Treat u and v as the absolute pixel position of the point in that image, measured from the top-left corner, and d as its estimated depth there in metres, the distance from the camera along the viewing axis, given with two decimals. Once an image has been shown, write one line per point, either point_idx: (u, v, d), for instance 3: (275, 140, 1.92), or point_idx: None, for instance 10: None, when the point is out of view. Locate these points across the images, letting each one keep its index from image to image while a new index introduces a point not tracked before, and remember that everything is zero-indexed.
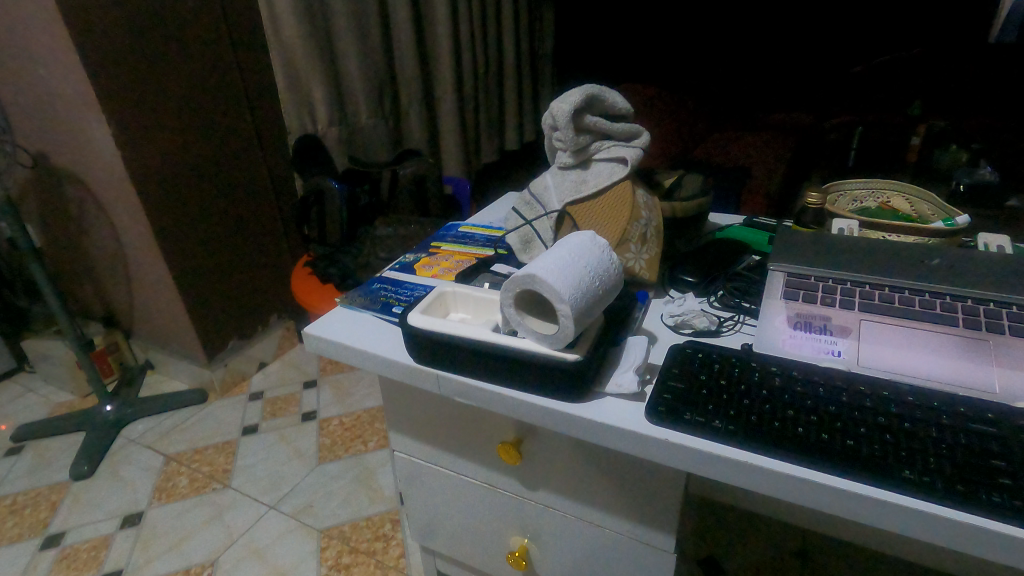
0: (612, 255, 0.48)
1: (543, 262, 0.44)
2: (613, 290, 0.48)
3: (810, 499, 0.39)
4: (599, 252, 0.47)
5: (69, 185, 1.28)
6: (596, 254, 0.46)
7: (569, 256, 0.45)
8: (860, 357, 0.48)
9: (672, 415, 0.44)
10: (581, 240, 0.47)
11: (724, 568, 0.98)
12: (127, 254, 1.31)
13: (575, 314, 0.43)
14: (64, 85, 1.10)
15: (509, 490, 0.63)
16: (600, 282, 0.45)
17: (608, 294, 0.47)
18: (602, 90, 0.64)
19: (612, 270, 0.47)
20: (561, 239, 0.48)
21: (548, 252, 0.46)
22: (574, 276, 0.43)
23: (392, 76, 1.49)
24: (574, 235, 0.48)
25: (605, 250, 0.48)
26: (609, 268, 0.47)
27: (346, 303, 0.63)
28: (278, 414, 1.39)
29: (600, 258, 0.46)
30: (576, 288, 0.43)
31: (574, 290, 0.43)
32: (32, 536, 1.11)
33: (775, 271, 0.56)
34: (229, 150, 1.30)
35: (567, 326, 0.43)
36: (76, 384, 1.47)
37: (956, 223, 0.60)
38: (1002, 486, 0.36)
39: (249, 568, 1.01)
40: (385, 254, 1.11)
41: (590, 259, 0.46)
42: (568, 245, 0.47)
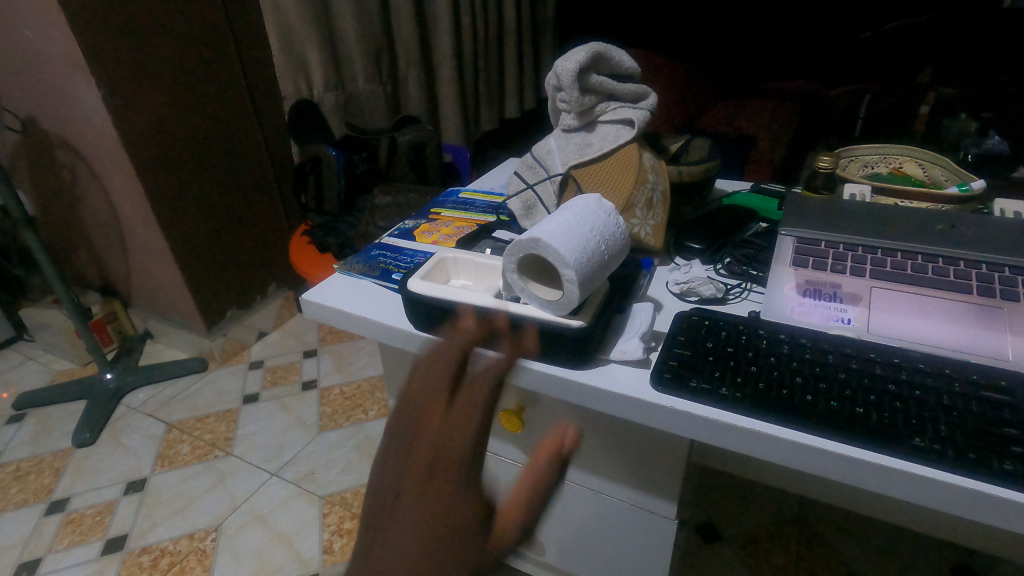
0: (619, 219, 0.47)
1: (548, 225, 0.43)
2: (619, 257, 0.46)
3: (816, 466, 0.38)
4: (606, 216, 0.46)
5: (61, 150, 1.25)
6: (603, 218, 0.45)
7: (574, 220, 0.43)
8: (870, 324, 0.47)
9: (677, 381, 0.43)
10: (587, 203, 0.46)
11: (723, 535, 1.00)
12: (121, 221, 1.29)
13: (581, 280, 0.42)
14: (50, 46, 1.06)
15: (510, 457, 0.63)
16: (606, 248, 0.44)
17: (615, 260, 0.46)
18: (609, 48, 0.62)
19: (619, 237, 0.46)
20: (568, 204, 0.47)
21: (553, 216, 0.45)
22: (579, 240, 0.42)
23: (390, 39, 1.45)
24: (580, 199, 0.47)
25: (612, 215, 0.46)
26: (616, 233, 0.46)
27: (345, 269, 0.62)
28: (279, 382, 1.39)
29: (608, 223, 0.45)
30: (582, 252, 0.42)
31: (579, 253, 0.42)
32: (37, 501, 1.12)
33: (785, 237, 0.55)
34: (223, 115, 1.27)
35: (573, 290, 0.42)
36: (76, 352, 1.47)
37: (971, 189, 0.58)
38: (1015, 455, 0.35)
39: (253, 534, 1.03)
40: (384, 222, 1.10)
41: (596, 223, 0.44)
42: (573, 208, 0.45)
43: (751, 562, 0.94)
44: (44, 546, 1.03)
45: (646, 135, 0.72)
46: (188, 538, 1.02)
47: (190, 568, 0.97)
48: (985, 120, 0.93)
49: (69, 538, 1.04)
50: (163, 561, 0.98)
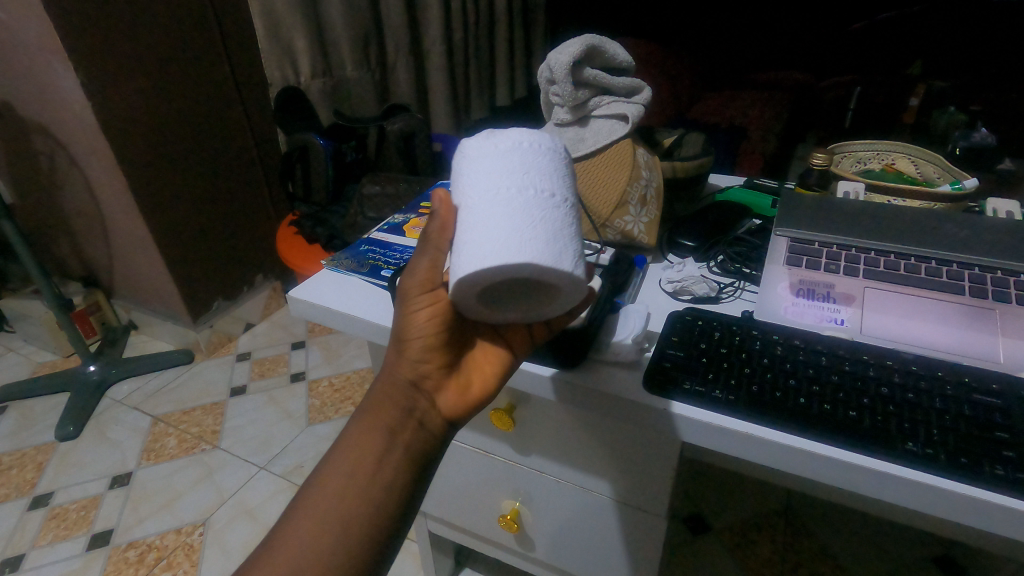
0: (457, 185, 0.36)
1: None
2: (512, 169, 0.33)
3: (806, 468, 0.39)
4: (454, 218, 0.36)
5: (39, 136, 1.21)
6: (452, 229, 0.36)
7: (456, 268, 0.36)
8: (863, 325, 0.47)
9: (671, 383, 0.43)
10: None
11: (710, 525, 1.01)
12: (101, 210, 1.26)
13: (507, 262, 0.30)
14: (25, 26, 1.02)
15: (501, 455, 0.63)
16: (468, 221, 0.33)
17: (501, 184, 0.33)
18: (602, 40, 0.61)
19: (469, 188, 0.34)
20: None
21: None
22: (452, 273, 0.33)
23: (379, 26, 1.42)
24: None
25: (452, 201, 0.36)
26: (460, 209, 0.34)
27: (333, 265, 0.61)
28: (267, 374, 1.38)
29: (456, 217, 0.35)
30: (477, 258, 0.31)
31: (465, 267, 0.32)
32: (20, 496, 1.10)
33: (778, 236, 0.55)
34: (207, 102, 1.24)
35: (519, 267, 0.30)
36: (58, 344, 1.45)
37: (963, 188, 0.58)
38: (1006, 459, 0.35)
39: (241, 528, 1.02)
40: (373, 214, 1.08)
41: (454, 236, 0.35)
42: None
43: (739, 552, 0.96)
44: (27, 542, 1.02)
45: (638, 130, 0.71)
46: (175, 532, 1.02)
47: (178, 563, 0.97)
48: (974, 113, 0.93)
49: (53, 533, 1.02)
50: (150, 556, 0.98)
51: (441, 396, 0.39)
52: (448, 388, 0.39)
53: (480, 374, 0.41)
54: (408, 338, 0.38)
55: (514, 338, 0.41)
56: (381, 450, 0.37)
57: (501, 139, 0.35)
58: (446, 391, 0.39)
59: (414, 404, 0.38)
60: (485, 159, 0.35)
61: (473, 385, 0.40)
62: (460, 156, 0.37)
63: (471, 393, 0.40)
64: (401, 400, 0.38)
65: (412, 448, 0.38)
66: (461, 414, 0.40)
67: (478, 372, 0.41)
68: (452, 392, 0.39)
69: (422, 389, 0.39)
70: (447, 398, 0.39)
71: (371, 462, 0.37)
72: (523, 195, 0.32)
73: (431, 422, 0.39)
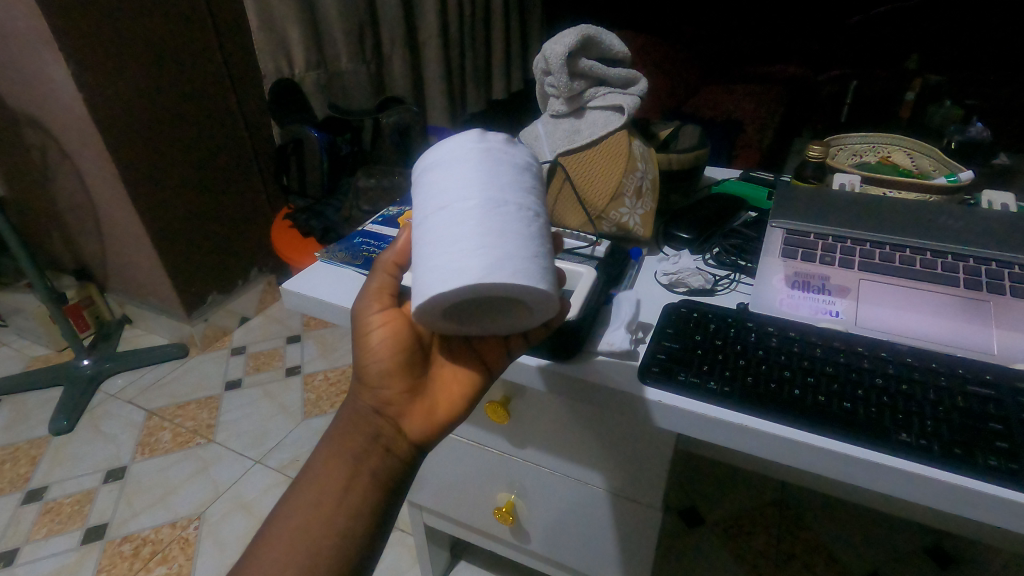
0: (458, 179, 0.33)
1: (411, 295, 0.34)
2: (527, 190, 0.34)
3: (799, 459, 0.38)
4: (443, 208, 0.33)
5: (29, 128, 1.20)
6: (440, 222, 0.33)
7: (422, 262, 0.33)
8: (858, 317, 0.47)
9: (666, 375, 0.43)
10: (416, 227, 0.35)
11: (705, 518, 1.01)
12: (93, 202, 1.25)
13: (530, 279, 0.31)
14: (14, 16, 1.01)
15: (497, 448, 0.63)
16: (482, 217, 0.32)
17: (523, 204, 0.33)
18: (598, 31, 0.61)
19: (486, 188, 0.32)
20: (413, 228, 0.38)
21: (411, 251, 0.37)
22: (454, 274, 0.30)
23: (374, 17, 1.40)
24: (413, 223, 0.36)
25: (445, 190, 0.33)
26: (471, 206, 0.32)
27: (326, 257, 0.60)
28: (262, 368, 1.37)
29: (456, 211, 0.32)
30: (498, 266, 0.30)
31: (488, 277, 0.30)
32: (14, 490, 1.10)
33: (774, 228, 0.54)
34: (199, 93, 1.22)
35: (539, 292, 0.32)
36: (51, 337, 1.44)
37: (960, 180, 0.58)
38: (1001, 450, 0.35)
39: (237, 522, 1.02)
40: (368, 207, 1.07)
41: (444, 230, 0.32)
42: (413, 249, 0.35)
43: (734, 546, 0.96)
44: (21, 536, 1.01)
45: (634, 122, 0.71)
46: (170, 526, 1.02)
47: (173, 557, 0.97)
48: (970, 107, 0.93)
49: (47, 527, 1.02)
50: (145, 550, 0.98)
51: (407, 419, 0.41)
52: (412, 411, 0.41)
53: (447, 396, 0.42)
54: (366, 366, 0.41)
55: (486, 352, 0.42)
56: (350, 466, 0.40)
57: (512, 156, 0.35)
58: (411, 416, 0.41)
59: (379, 429, 0.41)
60: (502, 169, 0.34)
61: (439, 407, 0.42)
62: (460, 152, 0.35)
63: (437, 414, 0.41)
64: (364, 426, 0.41)
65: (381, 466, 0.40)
66: (427, 436, 0.42)
67: (446, 393, 0.42)
68: (417, 416, 0.41)
69: (386, 415, 0.41)
70: (413, 422, 0.41)
71: (341, 483, 0.39)
72: (534, 219, 0.33)
73: (399, 447, 0.41)
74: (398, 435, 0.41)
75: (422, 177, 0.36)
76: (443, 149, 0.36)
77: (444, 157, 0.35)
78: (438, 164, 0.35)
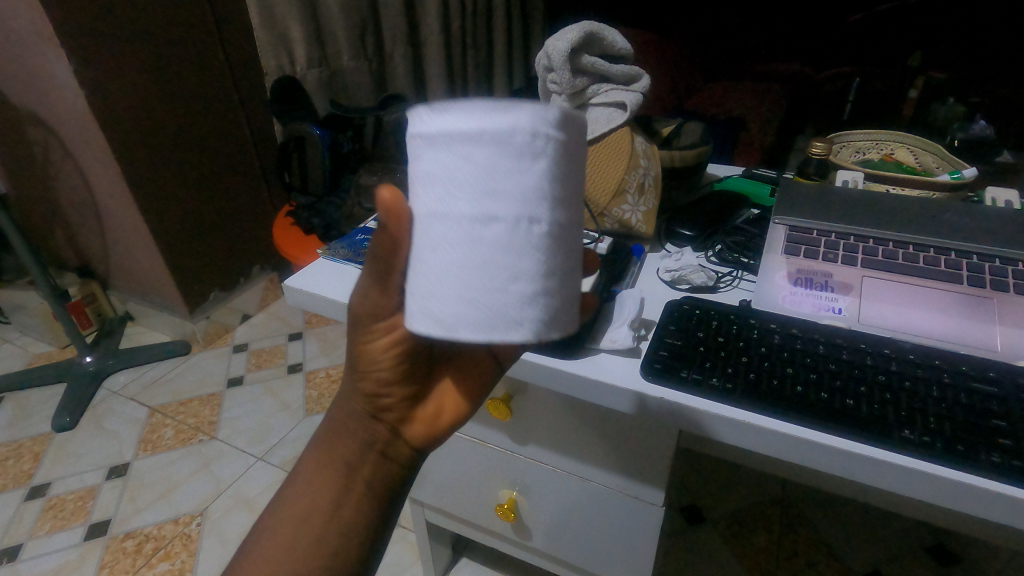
0: (525, 190, 0.28)
1: (432, 312, 0.31)
2: (574, 218, 0.31)
3: (801, 456, 0.38)
4: (489, 236, 0.29)
5: (32, 126, 1.20)
6: (497, 248, 0.29)
7: (466, 290, 0.29)
8: (861, 315, 0.47)
9: (668, 372, 0.43)
10: (450, 227, 0.29)
11: (707, 516, 1.01)
12: (96, 199, 1.25)
13: (558, 330, 0.32)
14: (17, 13, 1.01)
15: (498, 444, 0.63)
16: (529, 267, 0.29)
17: (566, 237, 0.31)
18: (601, 27, 0.61)
19: (536, 225, 0.29)
20: (424, 200, 0.30)
21: (421, 237, 0.31)
22: (510, 322, 0.30)
23: (376, 14, 1.40)
24: (435, 207, 0.30)
25: (493, 210, 0.28)
26: (536, 238, 0.29)
27: (329, 254, 0.61)
28: (264, 365, 1.38)
29: (504, 248, 0.29)
30: (534, 324, 0.30)
31: (543, 326, 0.31)
32: (17, 486, 1.10)
33: (776, 225, 0.54)
34: (202, 90, 1.22)
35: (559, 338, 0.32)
36: (53, 334, 1.44)
37: (963, 177, 0.58)
38: (1003, 447, 0.35)
39: (239, 518, 1.02)
40: (370, 205, 1.07)
41: (483, 268, 0.29)
42: (435, 247, 0.30)
43: (736, 543, 0.96)
44: (24, 532, 1.02)
45: (636, 119, 0.71)
46: (173, 522, 1.02)
47: (176, 553, 0.97)
48: (973, 105, 0.93)
49: (50, 523, 1.02)
50: (147, 546, 0.98)
51: (408, 428, 0.42)
52: (413, 420, 0.42)
53: (450, 405, 0.43)
54: (365, 376, 0.40)
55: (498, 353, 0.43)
56: (347, 472, 0.40)
57: (567, 162, 0.29)
58: (413, 424, 0.42)
59: (377, 435, 0.41)
60: (558, 190, 0.29)
61: (441, 415, 0.42)
62: (530, 137, 0.28)
63: (439, 421, 0.42)
64: (363, 433, 0.41)
65: (379, 471, 0.41)
66: (427, 442, 0.42)
67: (447, 402, 0.43)
68: (418, 423, 0.42)
69: (384, 422, 0.41)
70: (414, 430, 0.42)
71: (338, 488, 0.40)
72: (571, 252, 0.32)
73: (398, 452, 0.42)
74: (396, 442, 0.42)
75: (463, 149, 0.28)
76: (504, 117, 0.27)
77: (508, 137, 0.27)
78: (498, 149, 0.27)
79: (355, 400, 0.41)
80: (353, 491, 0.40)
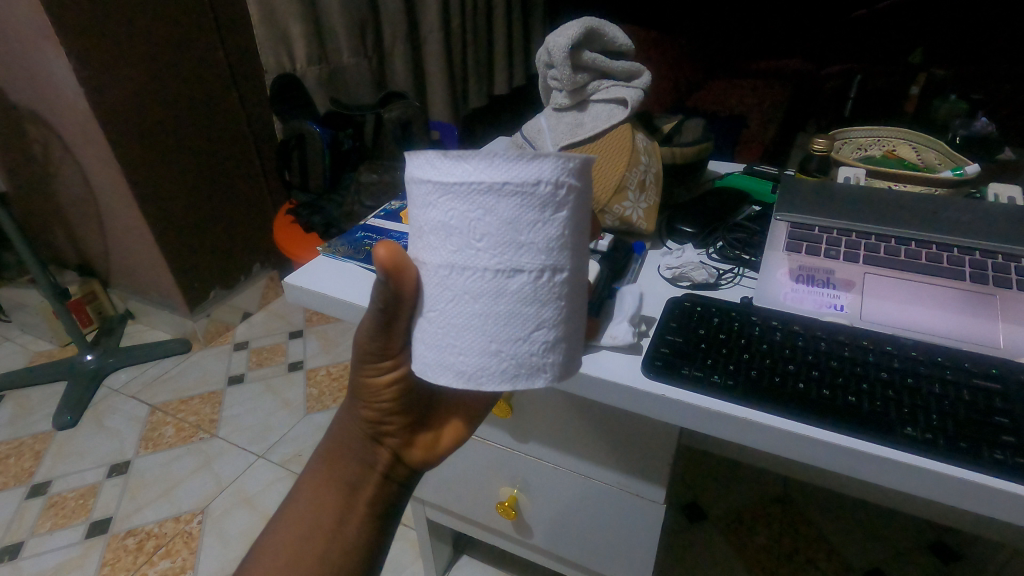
0: (545, 243, 0.32)
1: (461, 355, 0.34)
2: (584, 263, 0.35)
3: (804, 454, 0.38)
4: (516, 287, 0.32)
5: (32, 124, 1.20)
6: (521, 297, 0.32)
7: (493, 337, 0.33)
8: (863, 312, 0.47)
9: (669, 369, 0.42)
10: (475, 280, 0.32)
11: (709, 514, 1.01)
12: (96, 198, 1.25)
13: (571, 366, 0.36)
14: (15, 10, 1.00)
15: (499, 442, 0.63)
16: (549, 311, 0.33)
17: (576, 281, 0.35)
18: (602, 23, 0.61)
19: (556, 275, 0.33)
20: (445, 252, 0.33)
21: (443, 286, 0.33)
22: (531, 362, 0.34)
23: (376, 11, 1.40)
24: (459, 261, 0.32)
25: (521, 264, 0.32)
26: (553, 285, 0.33)
27: (328, 251, 0.61)
28: (265, 363, 1.38)
29: (528, 298, 0.32)
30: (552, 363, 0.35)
31: (558, 359, 0.35)
32: (18, 484, 1.10)
33: (778, 221, 0.54)
34: (201, 88, 1.22)
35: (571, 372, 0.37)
36: (54, 332, 1.44)
37: (966, 173, 0.58)
38: (1005, 443, 0.35)
39: (240, 516, 1.03)
40: (370, 203, 1.07)
41: (509, 316, 0.33)
42: (458, 299, 0.33)
43: (737, 541, 0.96)
44: (25, 530, 1.02)
45: (637, 115, 0.70)
46: (174, 520, 1.02)
47: (177, 551, 0.97)
48: (976, 102, 0.92)
49: (51, 521, 1.03)
50: (148, 544, 0.98)
51: (409, 452, 0.44)
52: (414, 444, 0.44)
53: (449, 429, 0.45)
54: (369, 402, 0.41)
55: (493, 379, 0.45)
56: (347, 496, 0.41)
57: (579, 213, 0.33)
58: (413, 448, 0.44)
59: (377, 459, 0.42)
60: (573, 242, 0.33)
61: (440, 440, 0.45)
62: (549, 193, 0.31)
63: (438, 444, 0.45)
64: (364, 458, 0.42)
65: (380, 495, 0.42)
66: (426, 465, 0.44)
67: (446, 426, 0.45)
68: (418, 448, 0.44)
69: (385, 446, 0.43)
70: (414, 453, 0.44)
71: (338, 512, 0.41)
72: (580, 295, 0.36)
73: (397, 476, 0.43)
74: (397, 465, 0.43)
75: (490, 206, 0.30)
76: (527, 177, 0.30)
77: (531, 196, 0.30)
78: (523, 206, 0.30)
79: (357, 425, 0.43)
80: (353, 517, 0.41)
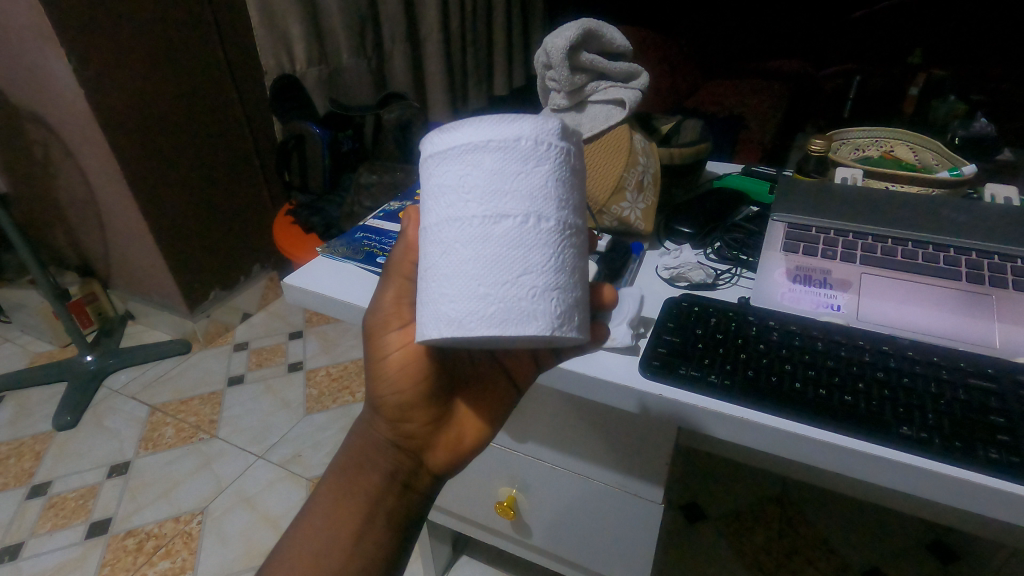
0: (531, 190, 0.30)
1: (446, 310, 0.31)
2: (582, 221, 0.33)
3: (805, 455, 0.38)
4: (503, 231, 0.30)
5: (32, 124, 1.20)
6: (509, 243, 0.30)
7: (478, 282, 0.30)
8: (859, 312, 0.47)
9: (667, 369, 0.43)
10: (462, 230, 0.30)
11: (707, 515, 1.01)
12: (96, 198, 1.25)
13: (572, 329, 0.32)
14: (16, 11, 1.01)
15: (498, 442, 0.63)
16: (540, 258, 0.30)
17: (574, 239, 0.32)
18: (600, 25, 0.61)
19: (548, 220, 0.30)
20: (434, 211, 0.32)
21: (432, 244, 0.32)
22: (522, 309, 0.30)
23: (375, 12, 1.40)
24: (446, 215, 0.31)
25: (505, 206, 0.30)
26: (544, 234, 0.30)
27: (327, 252, 0.61)
28: (265, 363, 1.38)
29: (518, 243, 0.30)
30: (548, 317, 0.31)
31: (558, 319, 0.31)
32: (18, 485, 1.10)
33: (775, 221, 0.54)
34: (201, 88, 1.22)
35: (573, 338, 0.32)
36: (54, 333, 1.44)
37: (962, 174, 0.58)
38: (1001, 442, 0.35)
39: (239, 516, 1.03)
40: (369, 203, 1.07)
41: (496, 260, 0.30)
42: (446, 250, 0.31)
43: (736, 541, 0.96)
44: (25, 531, 1.02)
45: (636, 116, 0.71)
46: (174, 521, 1.02)
47: (177, 551, 0.97)
48: (974, 103, 0.92)
49: (51, 522, 1.03)
50: (148, 544, 0.98)
51: (431, 454, 0.43)
52: (436, 445, 0.42)
53: (471, 428, 0.43)
54: (384, 399, 0.40)
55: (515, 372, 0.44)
56: (369, 502, 0.41)
57: (571, 166, 0.32)
58: (435, 450, 0.42)
59: (399, 463, 0.42)
60: (565, 191, 0.31)
61: (462, 440, 0.43)
62: (532, 146, 0.30)
63: (460, 444, 0.43)
64: (385, 461, 0.42)
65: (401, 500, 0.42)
66: (449, 468, 0.43)
67: (466, 426, 0.43)
68: (440, 450, 0.43)
69: (406, 449, 0.42)
70: (435, 455, 0.42)
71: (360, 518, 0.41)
72: (581, 258, 0.33)
73: (418, 480, 0.43)
74: (418, 469, 0.43)
75: (474, 160, 0.30)
76: (508, 131, 0.30)
77: (513, 148, 0.30)
78: (504, 154, 0.30)
79: (377, 427, 0.42)
80: (374, 525, 0.41)
